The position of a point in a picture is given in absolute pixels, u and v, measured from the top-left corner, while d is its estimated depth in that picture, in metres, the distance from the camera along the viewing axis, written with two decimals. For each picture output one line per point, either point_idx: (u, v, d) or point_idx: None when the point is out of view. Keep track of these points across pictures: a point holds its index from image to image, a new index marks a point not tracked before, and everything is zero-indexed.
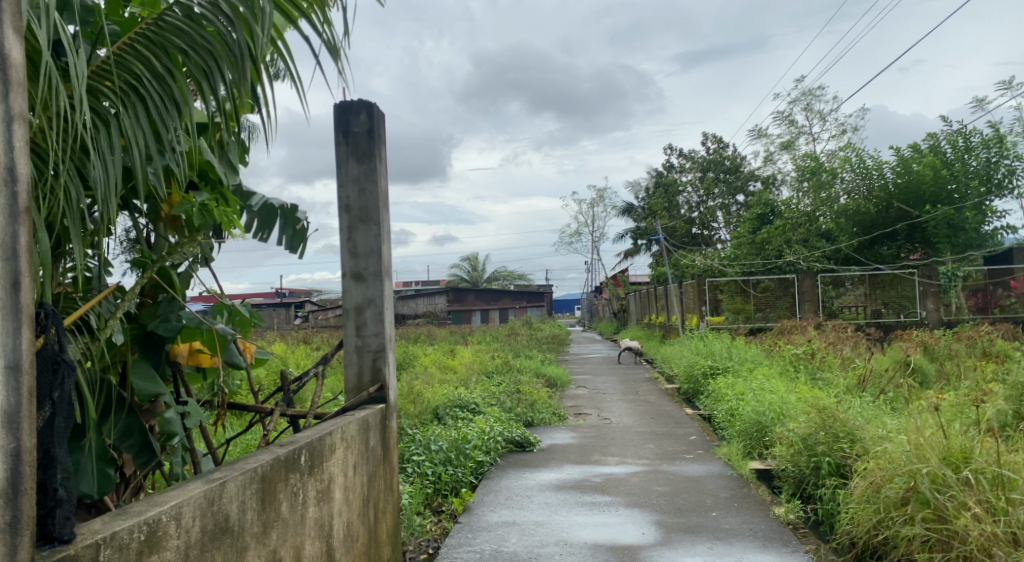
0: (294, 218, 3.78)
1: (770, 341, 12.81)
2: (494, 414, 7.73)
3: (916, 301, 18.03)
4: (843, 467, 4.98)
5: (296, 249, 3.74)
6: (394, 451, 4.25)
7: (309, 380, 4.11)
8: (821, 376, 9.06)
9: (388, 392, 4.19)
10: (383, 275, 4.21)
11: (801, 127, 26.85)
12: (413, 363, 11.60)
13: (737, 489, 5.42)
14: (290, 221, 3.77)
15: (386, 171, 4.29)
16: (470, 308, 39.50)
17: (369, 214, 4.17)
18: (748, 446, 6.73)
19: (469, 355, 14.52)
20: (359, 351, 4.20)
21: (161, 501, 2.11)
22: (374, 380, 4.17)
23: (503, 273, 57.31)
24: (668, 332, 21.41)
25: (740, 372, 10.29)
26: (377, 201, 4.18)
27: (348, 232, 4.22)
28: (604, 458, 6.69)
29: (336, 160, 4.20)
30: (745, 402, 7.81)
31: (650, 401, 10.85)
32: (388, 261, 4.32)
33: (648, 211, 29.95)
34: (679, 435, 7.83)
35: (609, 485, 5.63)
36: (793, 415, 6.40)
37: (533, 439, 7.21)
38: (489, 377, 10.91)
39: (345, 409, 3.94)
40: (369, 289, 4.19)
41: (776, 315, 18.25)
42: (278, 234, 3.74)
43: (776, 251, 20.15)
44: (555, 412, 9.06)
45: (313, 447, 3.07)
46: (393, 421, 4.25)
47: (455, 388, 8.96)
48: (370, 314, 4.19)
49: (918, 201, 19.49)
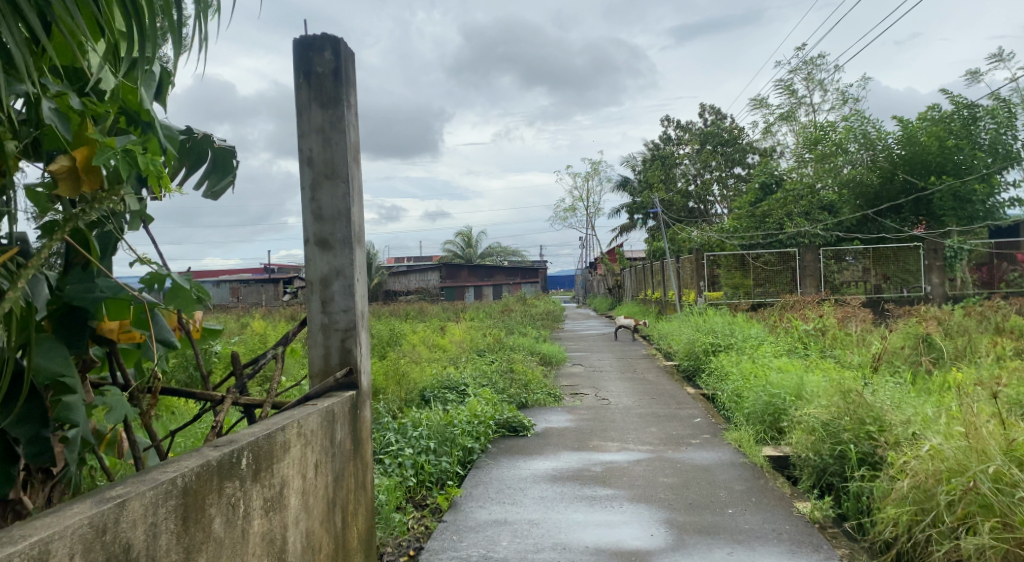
0: (226, 160, 3.20)
1: (774, 317, 12.30)
2: (486, 395, 7.21)
3: (920, 276, 17.55)
4: (872, 457, 4.58)
5: (218, 198, 3.14)
6: (368, 446, 3.70)
7: (265, 363, 3.54)
8: (834, 356, 8.54)
9: (359, 377, 3.62)
10: (354, 241, 3.64)
11: (801, 98, 26.23)
12: (401, 341, 11.09)
13: (752, 481, 4.92)
14: (217, 163, 3.19)
15: (356, 120, 3.71)
16: (463, 284, 38.92)
17: (336, 170, 3.61)
18: (760, 431, 6.24)
19: (459, 332, 13.99)
20: (325, 329, 3.63)
21: (24, 534, 1.53)
22: (343, 363, 3.61)
23: (497, 249, 56.70)
24: (665, 308, 20.91)
25: (745, 349, 9.78)
26: (346, 154, 3.62)
27: (312, 191, 3.65)
28: (604, 444, 6.17)
29: (296, 108, 3.63)
30: (753, 382, 7.31)
31: (650, 380, 10.37)
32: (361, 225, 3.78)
33: (644, 185, 29.36)
34: (682, 417, 7.32)
35: (611, 476, 5.11)
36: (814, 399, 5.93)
37: (528, 424, 6.66)
38: (481, 356, 10.37)
39: (306, 398, 3.38)
40: (336, 257, 3.62)
41: (775, 291, 17.75)
42: (201, 178, 3.15)
43: (776, 224, 19.67)
44: (550, 392, 8.54)
45: (258, 447, 2.51)
46: (365, 411, 3.69)
47: (444, 367, 8.42)
48: (338, 286, 3.62)
49: (924, 171, 18.90)
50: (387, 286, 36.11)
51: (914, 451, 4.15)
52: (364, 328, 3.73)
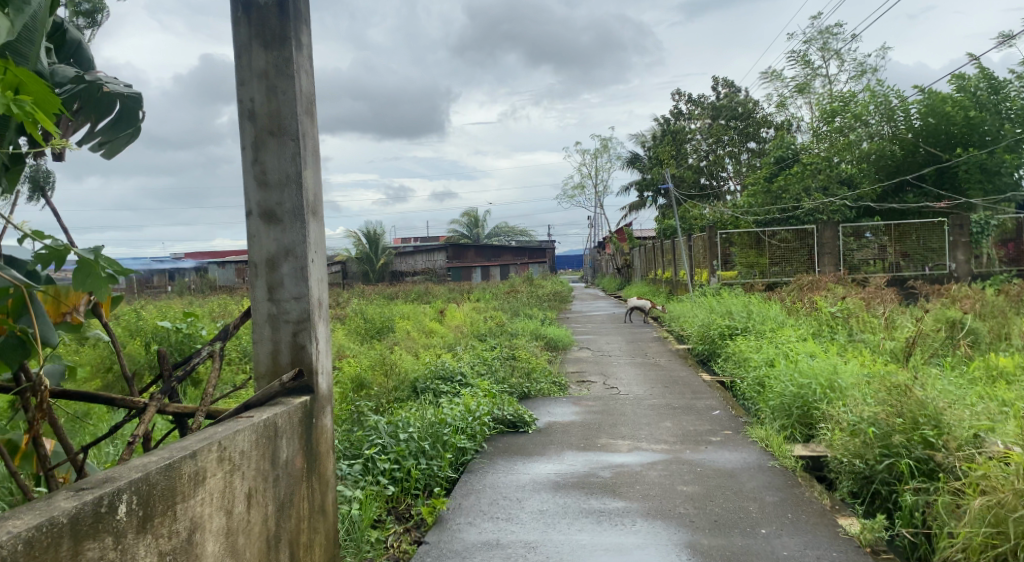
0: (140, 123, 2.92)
1: (793, 297, 11.52)
2: (483, 385, 6.56)
3: (945, 253, 16.77)
4: (930, 465, 3.93)
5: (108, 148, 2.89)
6: (327, 461, 3.06)
7: (199, 362, 2.89)
8: (862, 341, 7.82)
9: (315, 379, 2.97)
10: (307, 214, 2.97)
11: (816, 69, 25.22)
12: (394, 327, 10.45)
13: (785, 489, 4.27)
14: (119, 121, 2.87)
15: (308, 65, 3.02)
16: (471, 265, 38.21)
17: (283, 126, 2.93)
18: (788, 428, 5.60)
19: (459, 315, 13.30)
20: (272, 321, 2.98)
21: None
22: (295, 363, 2.96)
23: (504, 228, 55.91)
24: (676, 288, 20.17)
25: (765, 332, 9.06)
26: (297, 107, 2.94)
27: (254, 152, 2.98)
28: (613, 443, 5.51)
29: (235, 48, 2.95)
30: (780, 369, 6.66)
31: (661, 366, 9.72)
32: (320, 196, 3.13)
33: (654, 160, 28.47)
34: (699, 410, 6.65)
35: (620, 483, 4.47)
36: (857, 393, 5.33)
37: (529, 419, 6.01)
38: (480, 341, 9.71)
39: (244, 408, 2.73)
40: (286, 235, 2.95)
41: (793, 270, 17.01)
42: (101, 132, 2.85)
43: (794, 199, 18.93)
44: (555, 381, 7.89)
45: (150, 487, 1.87)
46: (325, 419, 3.07)
47: (439, 355, 7.78)
48: (287, 269, 2.96)
49: (949, 143, 17.97)
50: (394, 266, 35.63)
51: (986, 464, 3.51)
52: (322, 320, 3.08)
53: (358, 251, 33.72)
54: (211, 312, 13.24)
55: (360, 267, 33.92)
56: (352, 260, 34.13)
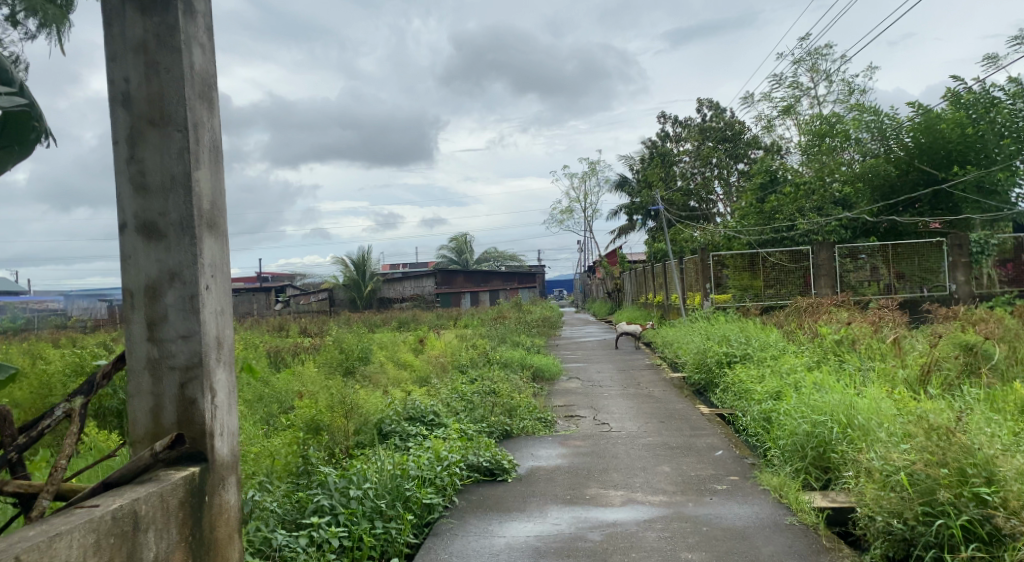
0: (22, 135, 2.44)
1: (792, 321, 10.85)
2: (458, 427, 5.83)
3: (943, 273, 16.21)
4: (990, 529, 3.26)
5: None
6: (230, 546, 2.35)
7: (53, 425, 2.17)
8: (870, 368, 7.15)
9: (211, 442, 2.27)
10: (198, 228, 2.28)
11: (804, 90, 24.85)
12: (367, 361, 9.69)
13: (809, 557, 3.56)
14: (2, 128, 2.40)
15: (203, 35, 2.36)
16: (460, 290, 37.41)
17: (166, 113, 2.26)
18: (801, 472, 4.92)
19: (440, 345, 12.57)
20: (154, 368, 2.29)
21: None
22: (181, 424, 2.26)
23: (493, 253, 55.32)
24: (669, 312, 19.48)
25: (766, 360, 8.39)
26: (186, 88, 2.27)
27: (131, 146, 2.32)
28: (604, 494, 4.78)
29: (105, 14, 2.30)
30: (788, 403, 5.96)
31: (655, 397, 9.03)
32: (224, 206, 2.46)
33: (643, 183, 27.99)
34: (700, 450, 5.95)
35: (613, 549, 3.74)
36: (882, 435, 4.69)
37: (508, 466, 5.27)
38: (461, 374, 8.96)
39: (101, 488, 2.03)
40: (172, 254, 2.27)
41: (788, 293, 16.39)
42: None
43: (787, 220, 18.25)
44: (540, 417, 7.16)
45: None
46: (227, 493, 2.36)
47: (410, 392, 7.03)
48: (172, 299, 2.27)
49: (944, 161, 17.36)
50: (381, 293, 34.77)
51: None
52: (224, 365, 2.39)
53: (344, 278, 32.94)
54: None
55: (346, 294, 33.13)
56: (338, 287, 33.30)
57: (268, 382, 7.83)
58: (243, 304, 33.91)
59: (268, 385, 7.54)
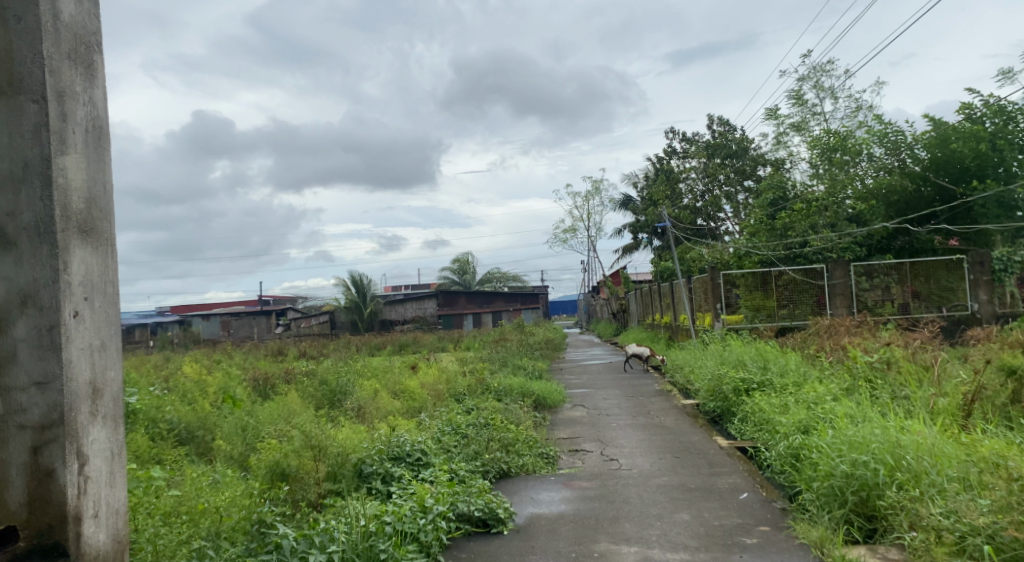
0: None
1: (811, 345, 10.14)
2: (448, 469, 5.18)
3: (964, 292, 15.50)
4: None
5: None
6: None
7: None
8: (907, 398, 6.44)
9: (73, 497, 2.67)
10: (51, 239, 2.71)
11: (812, 108, 24.27)
12: (356, 389, 9.00)
13: None
14: None
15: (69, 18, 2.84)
16: (462, 312, 36.54)
17: (23, 89, 2.71)
18: (841, 521, 4.23)
19: (436, 370, 11.85)
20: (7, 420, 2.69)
21: None
22: (34, 475, 2.66)
23: (496, 274, 54.62)
24: (677, 333, 18.77)
25: (788, 388, 7.70)
26: (52, 49, 2.77)
27: None
28: (616, 551, 4.10)
29: None
30: (823, 437, 5.27)
31: (666, 427, 8.34)
32: (95, 189, 2.92)
33: (648, 201, 27.36)
34: (722, 493, 5.27)
35: None
36: (945, 482, 4.02)
37: (503, 515, 4.58)
38: (457, 404, 8.31)
39: None
40: (26, 270, 2.69)
41: (802, 313, 15.72)
42: None
43: (800, 237, 17.57)
44: (541, 453, 6.46)
45: None
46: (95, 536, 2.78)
47: (396, 426, 6.35)
48: (23, 334, 2.69)
49: (962, 177, 16.63)
50: (383, 315, 34.05)
51: None
52: (97, 419, 2.83)
53: (345, 300, 32.21)
54: (157, 371, 11.68)
55: (347, 316, 32.42)
56: (339, 310, 32.60)
57: (247, 415, 7.17)
58: (243, 327, 33.21)
59: (247, 418, 6.92)
